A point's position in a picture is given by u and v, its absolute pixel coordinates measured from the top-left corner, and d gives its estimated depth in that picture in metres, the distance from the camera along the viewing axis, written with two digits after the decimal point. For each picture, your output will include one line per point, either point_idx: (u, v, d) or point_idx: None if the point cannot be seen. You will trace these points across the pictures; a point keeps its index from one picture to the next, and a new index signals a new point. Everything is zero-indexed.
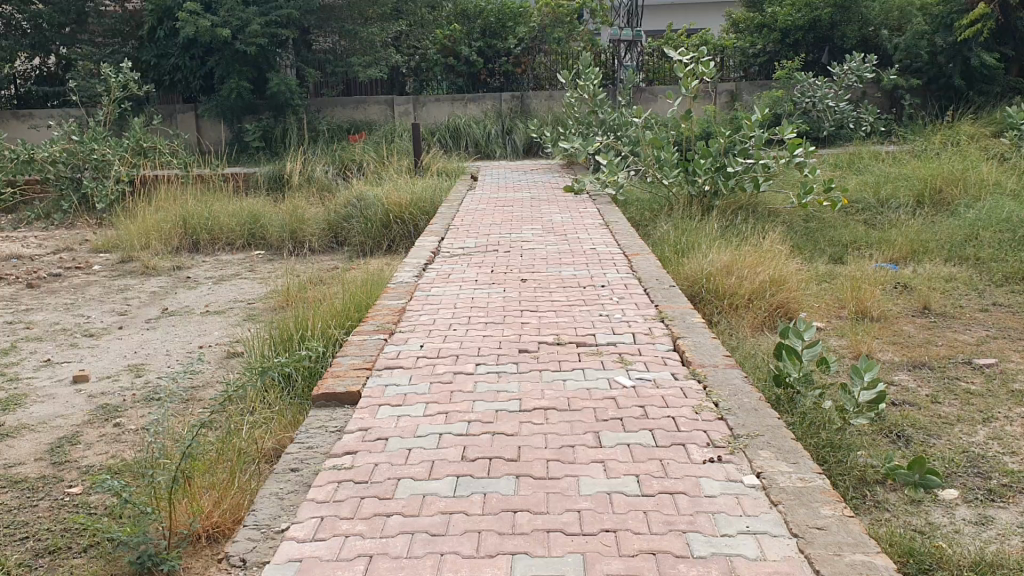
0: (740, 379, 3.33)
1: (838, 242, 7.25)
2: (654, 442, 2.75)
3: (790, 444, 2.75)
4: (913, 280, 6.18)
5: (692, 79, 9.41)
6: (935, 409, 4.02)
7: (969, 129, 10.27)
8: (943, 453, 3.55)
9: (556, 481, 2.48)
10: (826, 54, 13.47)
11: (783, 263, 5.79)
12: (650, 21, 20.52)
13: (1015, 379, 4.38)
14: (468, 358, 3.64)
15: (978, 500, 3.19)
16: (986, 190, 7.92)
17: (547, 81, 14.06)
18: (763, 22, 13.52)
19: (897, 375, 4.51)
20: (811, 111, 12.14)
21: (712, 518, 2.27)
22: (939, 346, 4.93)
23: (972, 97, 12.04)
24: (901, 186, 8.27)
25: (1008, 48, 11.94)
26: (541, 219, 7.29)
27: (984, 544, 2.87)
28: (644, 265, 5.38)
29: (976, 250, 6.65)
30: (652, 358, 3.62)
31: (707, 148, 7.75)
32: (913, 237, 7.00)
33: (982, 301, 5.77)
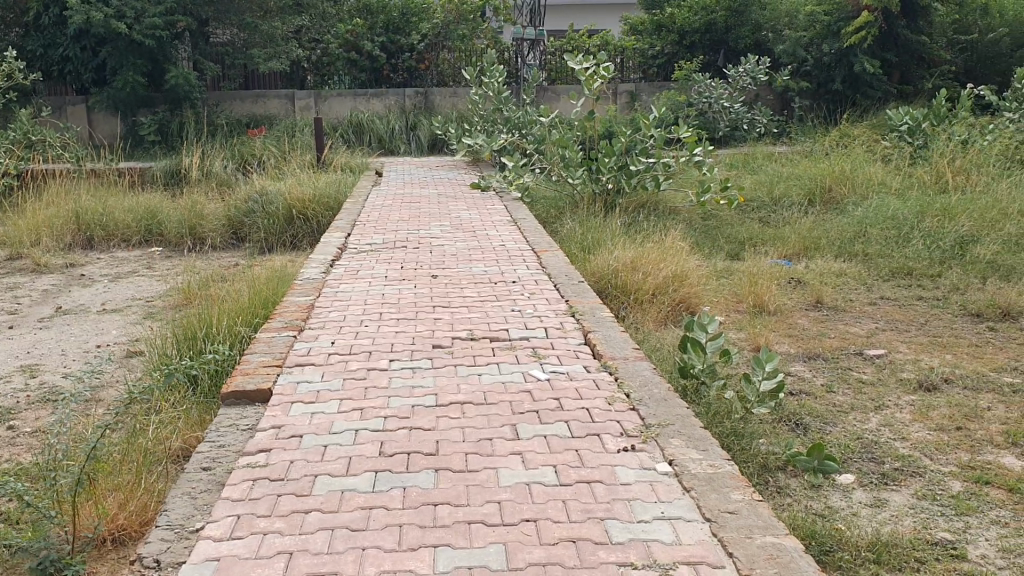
0: (649, 371, 3.42)
1: (735, 239, 7.46)
2: (569, 433, 2.80)
3: (699, 432, 2.83)
4: (807, 276, 6.43)
5: (595, 80, 9.56)
6: (830, 398, 4.20)
7: (855, 132, 10.71)
8: (839, 440, 3.71)
9: (475, 473, 2.50)
10: (722, 57, 13.80)
11: (685, 260, 5.94)
12: (551, 21, 20.70)
13: (903, 368, 4.62)
14: (381, 354, 3.63)
15: (873, 483, 3.35)
16: (872, 189, 8.26)
17: (450, 78, 14.06)
18: (661, 23, 13.79)
19: (794, 366, 4.70)
20: (707, 112, 12.43)
21: (629, 505, 2.33)
22: (832, 338, 5.14)
23: (858, 100, 12.55)
24: (793, 186, 8.58)
25: (891, 54, 12.49)
26: (449, 216, 7.30)
27: (880, 525, 3.02)
28: (552, 261, 5.44)
29: (864, 247, 6.95)
30: (565, 352, 3.68)
31: (610, 147, 7.88)
32: (805, 234, 7.29)
33: (870, 296, 6.04)
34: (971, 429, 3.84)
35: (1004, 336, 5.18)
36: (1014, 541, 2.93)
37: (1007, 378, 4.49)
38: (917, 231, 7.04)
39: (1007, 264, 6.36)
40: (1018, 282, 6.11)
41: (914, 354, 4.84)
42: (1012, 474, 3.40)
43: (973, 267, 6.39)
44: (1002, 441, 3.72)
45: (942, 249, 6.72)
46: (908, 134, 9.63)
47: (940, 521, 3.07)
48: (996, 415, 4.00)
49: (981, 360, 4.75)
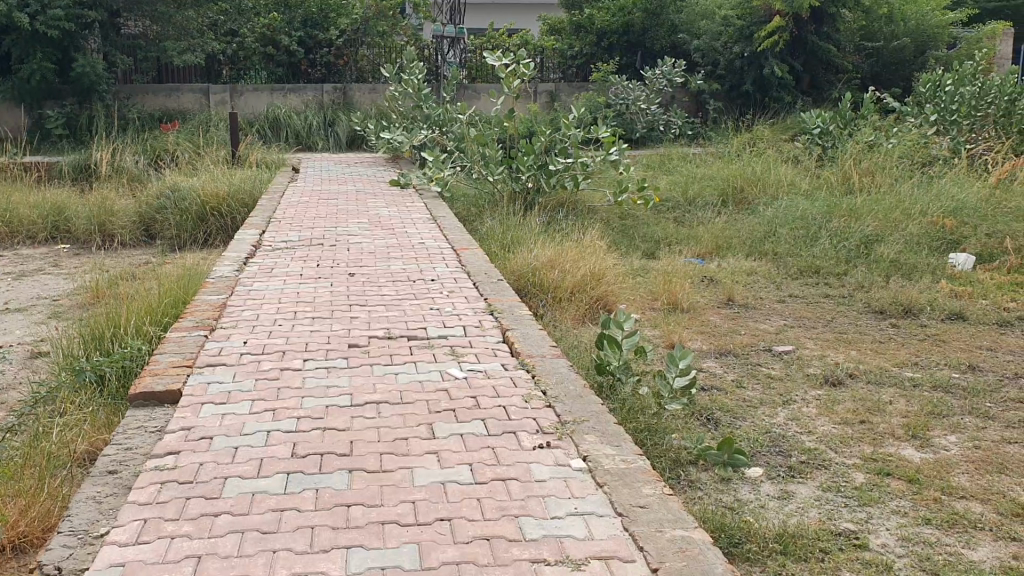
0: (567, 368, 3.45)
1: (650, 239, 7.58)
2: (486, 431, 2.81)
3: (613, 428, 2.87)
4: (719, 274, 6.58)
5: (514, 79, 9.58)
6: (741, 393, 4.30)
7: (767, 134, 10.99)
8: (749, 434, 3.81)
9: (390, 473, 2.49)
10: (639, 58, 13.98)
11: (602, 258, 6.01)
12: (471, 19, 20.70)
13: (810, 364, 4.76)
14: (296, 354, 3.58)
15: (781, 476, 3.45)
16: (782, 190, 8.48)
17: (369, 74, 13.94)
18: (580, 23, 13.90)
19: (706, 362, 4.79)
20: (625, 113, 12.62)
21: (543, 502, 2.35)
22: (743, 335, 5.26)
23: (769, 103, 12.88)
24: (707, 186, 8.78)
25: (800, 59, 12.84)
26: (368, 213, 7.23)
27: (787, 517, 3.11)
28: (471, 260, 5.45)
29: (774, 246, 7.14)
30: (483, 350, 3.69)
31: (530, 147, 7.93)
32: (718, 234, 7.46)
33: (780, 293, 6.21)
34: (874, 423, 3.98)
35: (905, 333, 5.38)
36: (913, 530, 3.05)
37: (908, 372, 4.67)
38: (825, 231, 7.25)
39: (908, 263, 6.61)
40: (919, 280, 6.37)
41: (821, 351, 4.99)
42: (912, 466, 3.54)
43: (877, 266, 6.62)
44: (902, 434, 3.86)
45: (848, 248, 6.94)
46: (819, 137, 9.93)
47: (844, 512, 3.18)
48: (898, 408, 4.16)
49: (884, 356, 4.93)
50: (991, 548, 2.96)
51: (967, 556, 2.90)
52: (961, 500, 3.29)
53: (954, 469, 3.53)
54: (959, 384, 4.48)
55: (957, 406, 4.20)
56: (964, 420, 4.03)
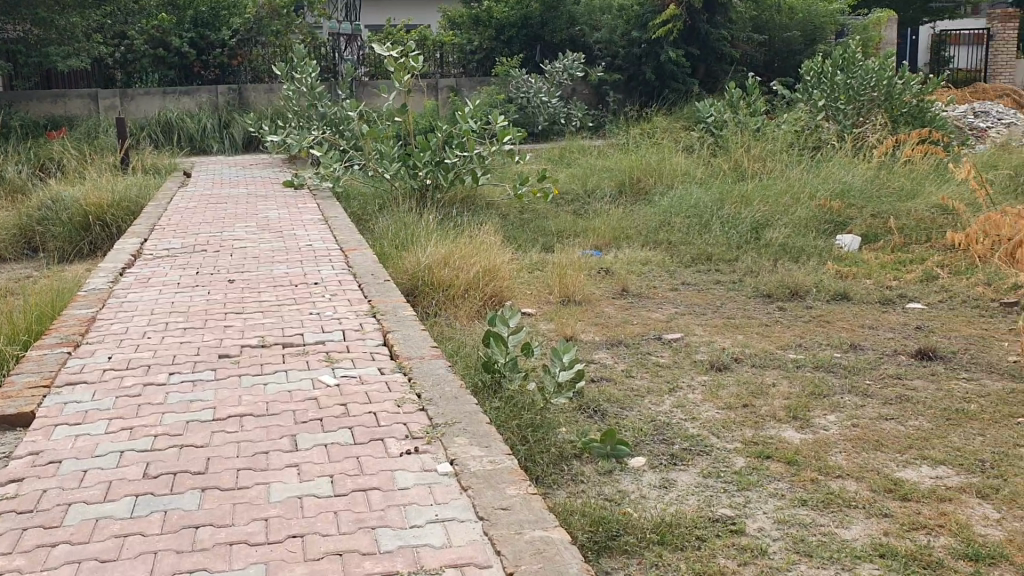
0: (443, 369, 3.39)
1: (547, 232, 7.58)
2: (352, 440, 2.74)
3: (485, 428, 2.82)
4: (614, 265, 6.58)
5: (404, 74, 9.30)
6: (628, 383, 4.30)
7: (664, 123, 11.05)
8: (633, 423, 3.81)
9: (245, 490, 2.40)
10: (539, 52, 13.90)
11: (495, 253, 5.95)
12: (367, 17, 20.51)
13: (698, 351, 4.79)
14: (161, 368, 3.44)
15: (662, 464, 3.44)
16: (678, 179, 8.56)
17: (264, 74, 13.60)
18: (478, 17, 13.78)
19: (598, 353, 4.79)
20: (526, 107, 12.56)
21: (402, 511, 2.29)
22: (635, 324, 5.29)
23: (667, 94, 13.00)
24: (605, 177, 8.83)
25: (694, 47, 12.98)
26: (257, 217, 7.05)
27: (666, 506, 3.11)
28: (359, 261, 5.35)
29: (669, 235, 7.21)
30: (360, 354, 3.60)
31: (426, 142, 7.82)
32: (614, 224, 7.48)
33: (673, 281, 6.27)
34: (757, 405, 4.02)
35: (791, 315, 5.47)
36: (789, 512, 3.08)
37: (792, 354, 4.74)
38: (716, 218, 7.33)
39: (797, 246, 6.74)
40: (806, 263, 6.50)
41: (709, 337, 5.04)
42: (791, 447, 3.58)
43: (767, 251, 6.72)
44: (784, 416, 3.91)
45: (739, 234, 7.03)
46: (714, 126, 10.06)
47: (723, 498, 3.19)
48: (779, 390, 4.21)
49: (769, 339, 5.00)
50: (864, 525, 3.00)
51: (840, 535, 2.93)
52: (837, 478, 3.34)
53: (832, 448, 3.58)
54: (840, 363, 4.57)
55: (837, 385, 4.28)
56: (843, 399, 4.11)
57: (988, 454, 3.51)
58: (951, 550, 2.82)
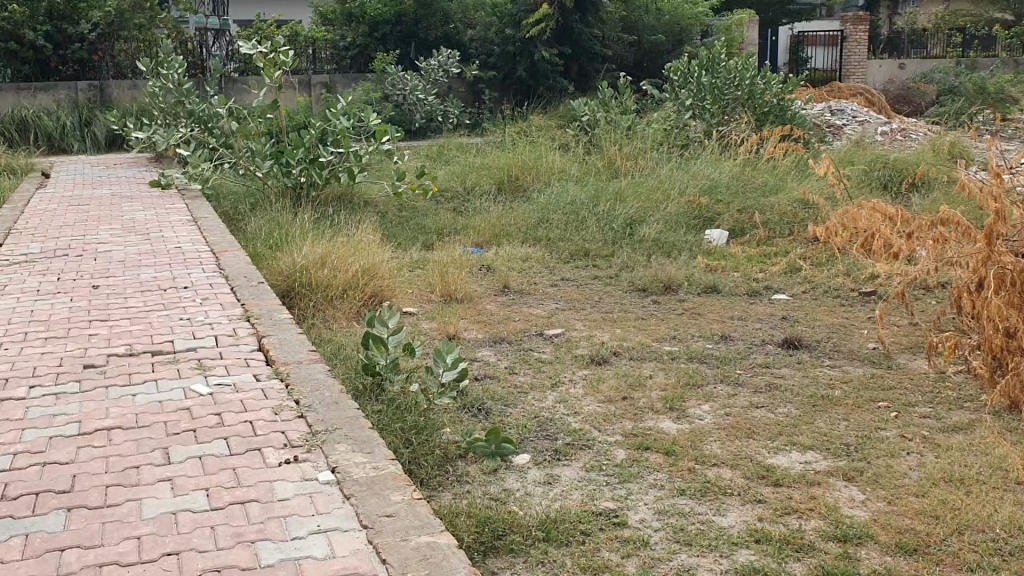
0: (322, 374, 3.32)
1: (426, 230, 7.53)
2: (228, 451, 2.64)
3: (367, 434, 2.78)
4: (495, 262, 6.60)
5: (274, 69, 9.05)
6: (511, 380, 4.31)
7: (540, 122, 11.15)
8: (517, 421, 3.82)
9: (114, 508, 2.28)
10: (414, 49, 13.79)
11: (374, 251, 5.87)
12: (236, 12, 19.96)
13: (578, 345, 4.85)
14: (19, 381, 3.24)
15: (546, 461, 3.47)
16: (555, 176, 8.66)
17: (128, 70, 13.04)
18: (351, 12, 13.57)
19: (480, 351, 4.79)
20: (402, 104, 12.45)
21: (283, 522, 2.22)
22: (516, 321, 5.31)
23: (542, 91, 13.12)
24: (483, 174, 8.84)
25: (567, 46, 13.15)
26: (122, 218, 6.75)
27: (550, 502, 3.13)
28: (231, 263, 5.19)
29: (547, 232, 7.28)
30: (235, 361, 3.49)
31: (299, 139, 7.65)
32: (493, 221, 7.50)
33: (553, 277, 6.33)
34: (636, 398, 4.10)
35: (665, 308, 5.60)
36: (669, 502, 3.15)
37: (668, 347, 4.86)
38: (593, 215, 7.44)
39: (670, 241, 6.91)
40: (678, 258, 6.67)
41: (588, 331, 5.11)
42: (669, 438, 3.66)
43: (642, 246, 6.87)
44: (661, 407, 4.00)
45: (614, 230, 7.15)
46: (588, 125, 10.23)
47: (605, 491, 3.24)
48: (657, 382, 4.31)
49: (645, 332, 5.10)
50: (739, 512, 3.10)
51: (718, 523, 3.02)
52: (714, 467, 3.43)
53: (707, 437, 3.69)
54: (713, 354, 4.71)
55: (711, 375, 4.41)
56: (716, 389, 4.23)
57: (852, 438, 3.68)
58: (821, 532, 2.94)
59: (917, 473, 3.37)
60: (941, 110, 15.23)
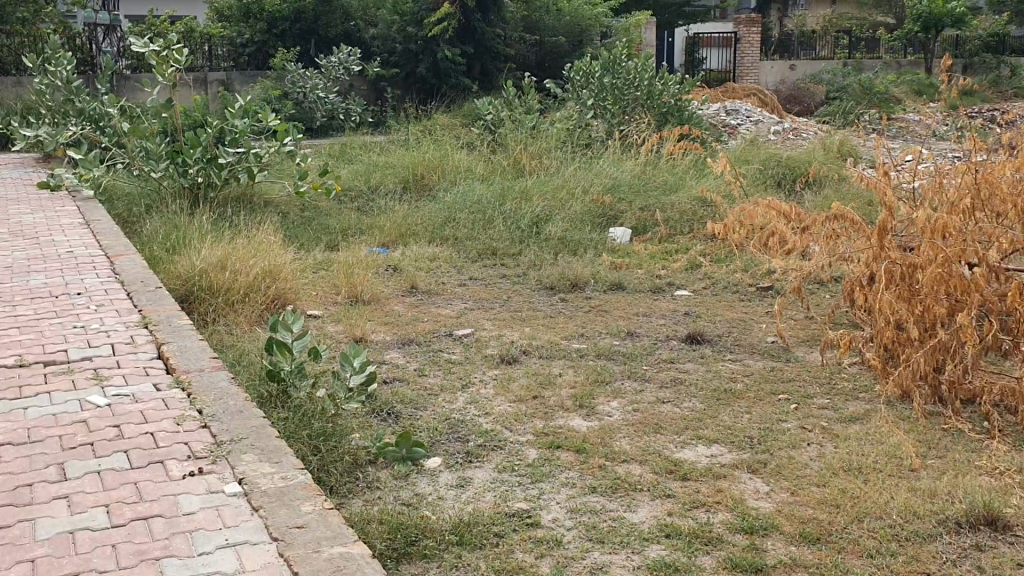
0: (226, 382, 3.22)
1: (330, 230, 7.41)
2: (128, 464, 2.55)
3: (274, 444, 2.71)
4: (402, 262, 6.54)
5: (167, 66, 8.72)
6: (420, 382, 4.28)
7: (444, 120, 11.10)
8: (428, 423, 3.79)
9: (6, 530, 2.18)
10: (313, 46, 13.56)
11: (276, 253, 5.73)
12: (127, 7, 19.31)
13: (488, 345, 4.84)
14: None
15: (458, 463, 3.45)
16: (460, 175, 8.63)
17: (11, 65, 12.43)
18: (248, 9, 13.25)
19: (389, 354, 4.73)
20: (303, 103, 12.22)
21: (189, 538, 2.15)
22: (425, 322, 5.27)
23: (445, 90, 13.06)
24: (388, 174, 8.75)
25: (470, 44, 13.14)
26: (8, 222, 6.44)
27: (463, 506, 3.12)
28: (127, 267, 5.00)
29: (454, 231, 7.26)
30: (133, 370, 3.36)
31: (196, 138, 7.43)
32: (399, 221, 7.43)
33: (461, 277, 6.31)
34: (546, 396, 4.12)
35: (573, 307, 5.65)
36: (581, 500, 3.17)
37: (576, 344, 4.89)
38: (499, 214, 7.44)
39: (575, 239, 6.97)
40: (584, 256, 6.74)
41: (498, 331, 5.11)
42: (579, 435, 3.69)
43: (548, 245, 6.91)
44: (571, 405, 4.03)
45: (520, 228, 7.17)
46: (492, 124, 10.24)
47: (517, 492, 3.24)
48: (566, 379, 4.34)
49: (554, 330, 5.13)
50: (649, 507, 3.14)
51: (629, 519, 3.05)
52: (624, 463, 3.47)
53: (617, 434, 3.73)
54: (620, 351, 4.77)
55: (619, 372, 4.46)
56: (624, 385, 4.29)
57: (754, 430, 3.78)
58: (729, 525, 3.01)
59: (818, 463, 3.48)
60: (830, 109, 15.79)
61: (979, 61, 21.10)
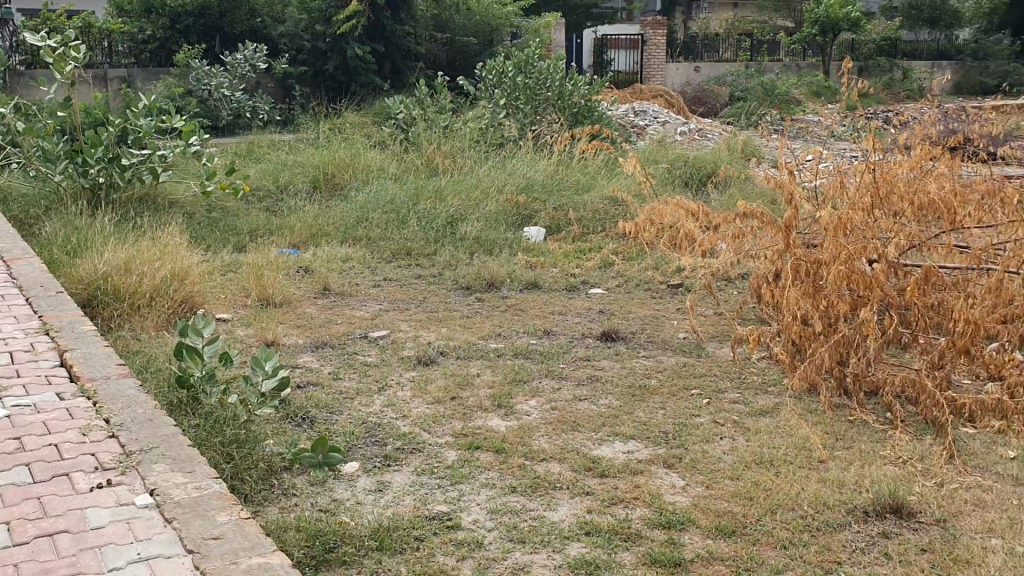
0: (135, 389, 3.10)
1: (239, 230, 7.24)
2: (31, 478, 2.45)
3: (187, 452, 2.63)
4: (313, 263, 6.43)
5: (65, 64, 8.34)
6: (336, 386, 4.20)
7: (354, 119, 10.97)
8: (344, 428, 3.73)
9: None
10: (219, 43, 13.24)
11: (183, 254, 5.57)
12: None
13: (404, 347, 4.80)
14: None
15: (376, 467, 3.41)
16: (372, 174, 8.54)
17: None
18: (149, 4, 12.87)
19: (302, 357, 4.65)
20: (208, 100, 11.90)
21: (98, 553, 2.08)
22: (339, 324, 5.20)
23: (355, 89, 12.91)
24: (297, 173, 8.59)
25: (380, 43, 13.02)
26: None
27: (382, 510, 3.08)
28: (24, 271, 4.80)
29: (367, 231, 7.18)
30: (33, 379, 3.22)
31: (97, 137, 7.17)
32: (309, 221, 7.31)
33: (374, 278, 6.24)
34: (464, 397, 4.10)
35: (489, 306, 5.64)
36: (502, 501, 3.17)
37: (493, 344, 4.89)
38: (412, 214, 7.39)
39: (490, 239, 6.97)
40: (499, 255, 6.74)
41: (414, 332, 5.07)
42: (498, 436, 3.69)
43: (463, 244, 6.90)
44: (489, 405, 4.02)
45: (434, 228, 7.13)
46: (404, 123, 10.16)
47: (437, 494, 3.21)
48: (484, 379, 4.33)
49: (470, 330, 5.12)
50: (569, 506, 3.15)
51: (549, 518, 3.06)
52: (542, 462, 3.49)
53: (535, 433, 3.74)
54: (537, 349, 4.78)
55: (536, 370, 4.48)
56: (541, 384, 4.30)
57: (669, 426, 3.84)
58: (647, 520, 3.04)
59: (731, 456, 3.55)
60: (736, 110, 16.17)
61: (873, 64, 21.90)
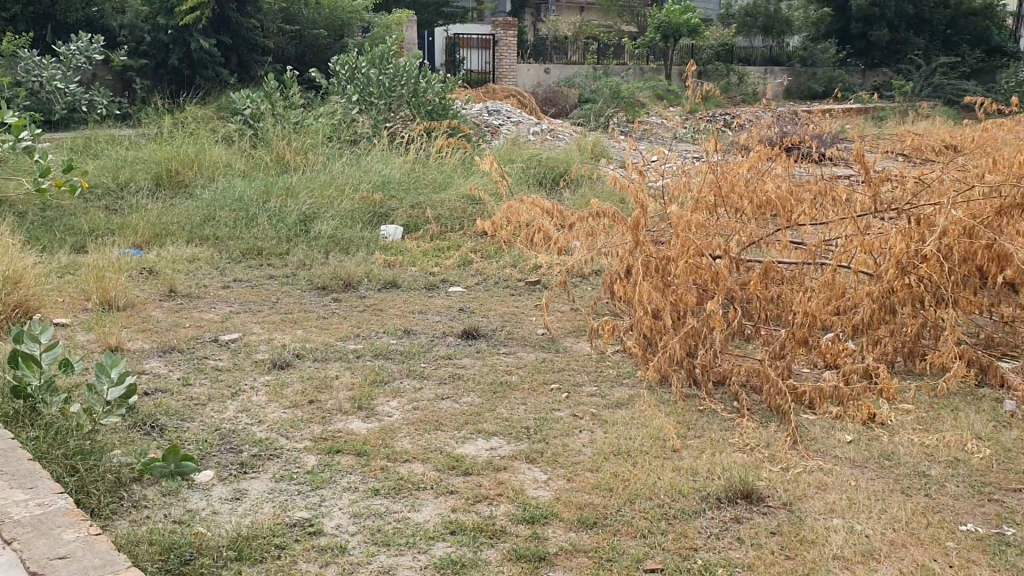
0: None
1: (76, 230, 6.85)
2: None
3: (25, 469, 2.61)
4: (158, 264, 6.16)
5: None
6: (186, 392, 4.03)
7: (199, 114, 10.57)
8: (196, 436, 3.59)
9: None
10: (50, 32, 12.49)
11: (16, 255, 5.20)
12: None
13: (257, 350, 4.66)
14: None
15: (231, 475, 3.29)
16: (219, 171, 8.26)
17: None
18: None
19: (148, 363, 4.44)
20: (39, 92, 11.13)
21: None
22: (187, 328, 5.00)
23: (199, 83, 12.43)
24: (138, 169, 8.18)
25: (225, 35, 12.59)
26: None
27: (239, 519, 2.98)
28: None
29: (214, 230, 6.93)
30: None
31: None
32: (153, 220, 7.00)
33: (224, 279, 6.03)
34: (322, 401, 4.02)
35: (346, 306, 5.55)
36: (365, 504, 3.13)
37: (350, 345, 4.82)
38: (263, 212, 7.19)
39: (345, 238, 6.87)
40: (354, 254, 6.65)
41: (267, 334, 4.93)
42: (359, 438, 3.63)
43: (317, 243, 6.76)
44: (349, 408, 3.96)
45: (287, 228, 6.95)
46: (251, 118, 9.85)
47: (297, 500, 3.14)
48: (342, 381, 4.26)
49: (326, 331, 5.03)
50: (433, 506, 3.14)
51: (413, 520, 3.04)
52: (405, 463, 3.46)
53: (397, 434, 3.70)
54: (396, 349, 4.74)
55: (396, 371, 4.44)
56: (402, 384, 4.26)
57: (530, 421, 3.88)
58: (510, 516, 3.07)
59: (590, 449, 3.62)
60: (585, 111, 16.50)
61: (712, 68, 22.80)
